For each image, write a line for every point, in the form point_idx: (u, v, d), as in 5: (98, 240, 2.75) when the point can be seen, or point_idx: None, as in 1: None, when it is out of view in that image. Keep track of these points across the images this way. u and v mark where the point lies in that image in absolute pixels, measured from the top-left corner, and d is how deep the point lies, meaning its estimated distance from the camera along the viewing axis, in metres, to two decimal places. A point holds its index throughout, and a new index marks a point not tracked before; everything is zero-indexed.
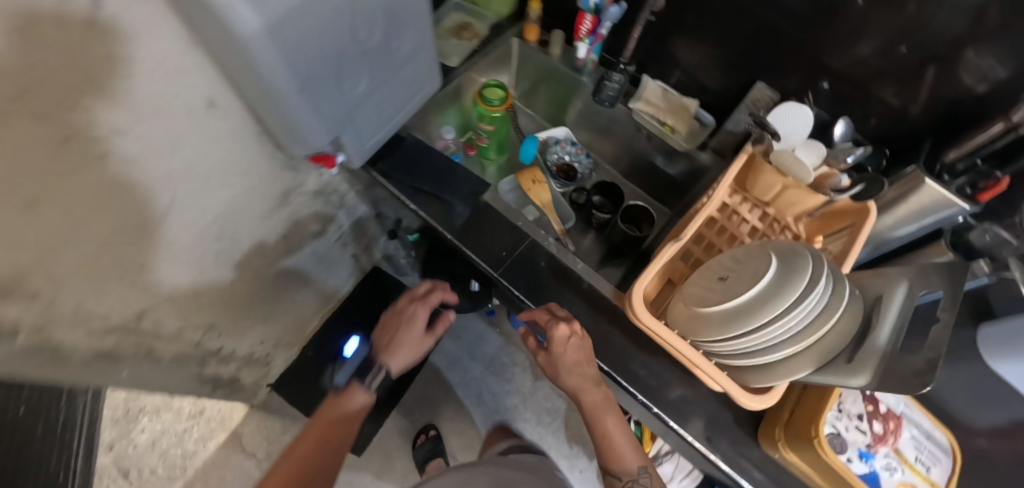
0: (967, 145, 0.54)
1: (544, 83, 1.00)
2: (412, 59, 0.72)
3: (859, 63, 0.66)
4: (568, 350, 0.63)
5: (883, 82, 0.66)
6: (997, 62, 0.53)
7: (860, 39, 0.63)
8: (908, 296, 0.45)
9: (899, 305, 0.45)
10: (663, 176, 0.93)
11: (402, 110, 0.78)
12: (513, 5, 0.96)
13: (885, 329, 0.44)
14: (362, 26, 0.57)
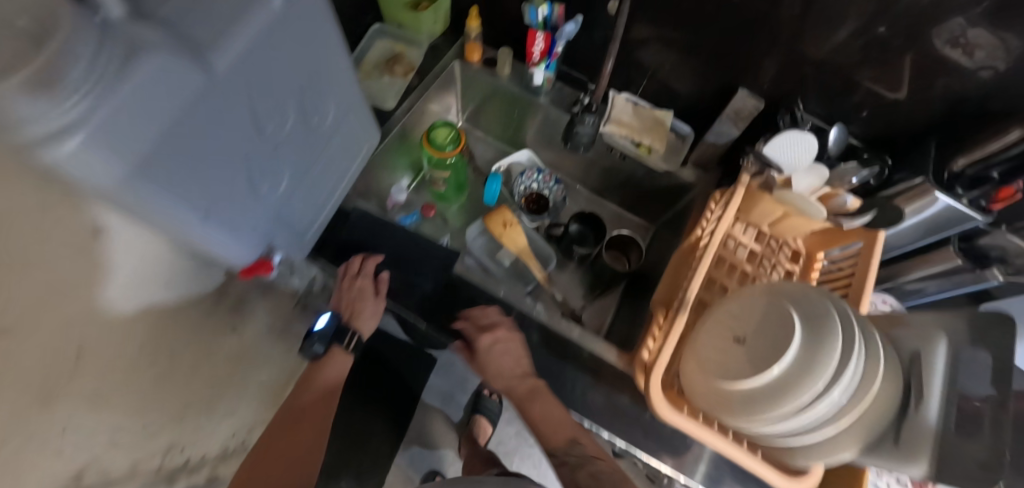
0: (981, 152, 0.50)
1: (494, 106, 0.88)
2: (344, 128, 0.60)
3: (840, 53, 0.55)
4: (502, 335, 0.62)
5: (864, 76, 0.57)
6: (997, 55, 0.46)
7: (839, 31, 0.53)
8: (949, 354, 0.41)
9: (940, 367, 0.41)
10: (642, 193, 0.85)
11: (340, 184, 0.66)
12: (444, 23, 0.82)
13: (931, 404, 0.40)
14: (270, 115, 0.45)
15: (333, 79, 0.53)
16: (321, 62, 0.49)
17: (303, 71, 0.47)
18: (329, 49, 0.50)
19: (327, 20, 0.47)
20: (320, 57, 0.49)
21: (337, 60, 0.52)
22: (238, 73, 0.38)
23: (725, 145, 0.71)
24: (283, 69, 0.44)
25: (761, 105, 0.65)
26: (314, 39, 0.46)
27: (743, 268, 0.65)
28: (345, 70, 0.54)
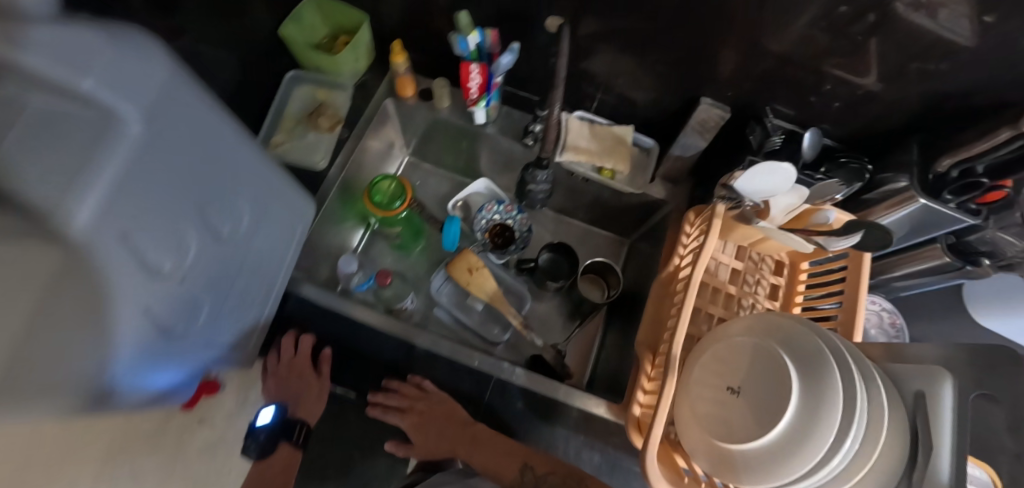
0: (967, 154, 0.46)
1: (439, 138, 0.80)
2: (263, 217, 0.51)
3: (802, 44, 0.49)
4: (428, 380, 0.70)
5: (829, 64, 0.51)
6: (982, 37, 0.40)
7: (800, 21, 0.46)
8: (955, 399, 0.37)
9: (948, 413, 0.37)
10: (610, 208, 0.79)
11: (277, 273, 0.58)
12: (365, 55, 0.72)
13: (942, 460, 0.35)
14: (163, 246, 0.37)
15: (236, 172, 0.44)
16: (217, 161, 0.41)
17: (194, 181, 0.38)
18: (223, 144, 0.41)
19: (212, 114, 0.39)
20: (214, 156, 0.40)
21: (237, 150, 0.43)
22: (105, 225, 0.30)
23: (693, 157, 0.66)
24: (168, 191, 0.36)
25: (728, 114, 0.60)
26: (201, 142, 0.38)
27: (727, 290, 0.63)
28: (249, 157, 0.46)
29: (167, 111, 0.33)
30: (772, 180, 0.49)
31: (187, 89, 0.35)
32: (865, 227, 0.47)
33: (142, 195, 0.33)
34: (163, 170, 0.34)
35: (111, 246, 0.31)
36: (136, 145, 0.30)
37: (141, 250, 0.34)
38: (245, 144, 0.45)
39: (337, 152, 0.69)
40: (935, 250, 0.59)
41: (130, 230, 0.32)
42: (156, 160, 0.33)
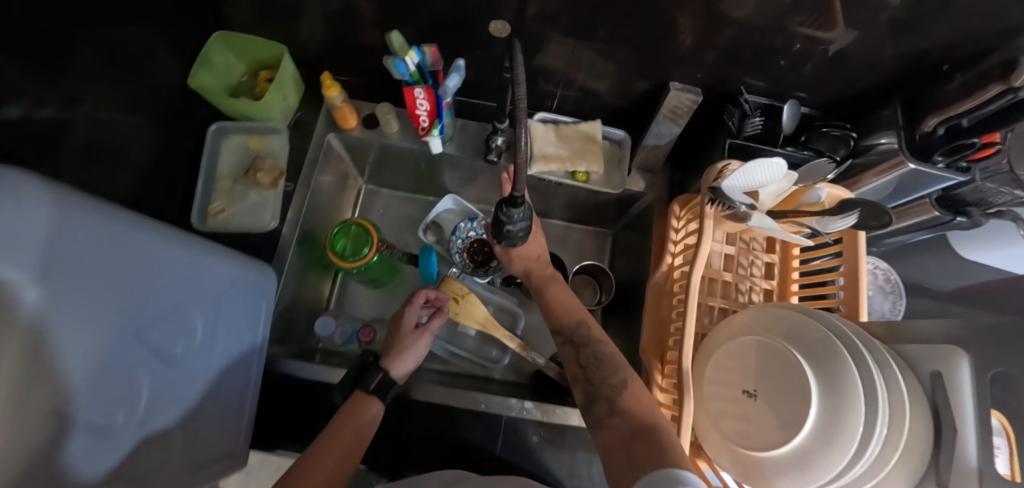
0: (958, 110, 0.45)
1: (392, 162, 0.73)
2: (217, 312, 0.46)
3: (768, 13, 0.44)
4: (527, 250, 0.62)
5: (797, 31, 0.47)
6: None
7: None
8: (973, 377, 0.38)
9: (968, 391, 0.38)
10: (586, 205, 0.75)
11: (252, 361, 0.53)
12: (292, 90, 0.64)
13: (969, 440, 0.36)
14: (110, 395, 0.32)
15: (172, 280, 0.39)
16: (147, 278, 0.35)
17: (127, 311, 0.33)
18: (149, 256, 0.36)
19: (126, 229, 0.33)
20: (142, 275, 0.35)
21: (166, 256, 0.38)
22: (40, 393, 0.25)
23: (667, 144, 0.62)
24: (99, 336, 0.31)
25: (700, 99, 0.55)
26: (122, 266, 0.33)
27: (723, 278, 0.61)
28: (183, 257, 0.40)
29: (71, 245, 0.27)
30: (767, 175, 0.46)
31: (88, 213, 0.29)
32: (861, 206, 0.47)
33: (69, 357, 0.28)
34: (85, 317, 0.29)
35: (48, 427, 0.27)
36: (44, 308, 0.25)
37: (87, 412, 0.30)
38: (172, 245, 0.39)
39: (286, 206, 0.62)
40: (924, 205, 0.57)
41: (66, 400, 0.28)
42: (74, 312, 0.28)
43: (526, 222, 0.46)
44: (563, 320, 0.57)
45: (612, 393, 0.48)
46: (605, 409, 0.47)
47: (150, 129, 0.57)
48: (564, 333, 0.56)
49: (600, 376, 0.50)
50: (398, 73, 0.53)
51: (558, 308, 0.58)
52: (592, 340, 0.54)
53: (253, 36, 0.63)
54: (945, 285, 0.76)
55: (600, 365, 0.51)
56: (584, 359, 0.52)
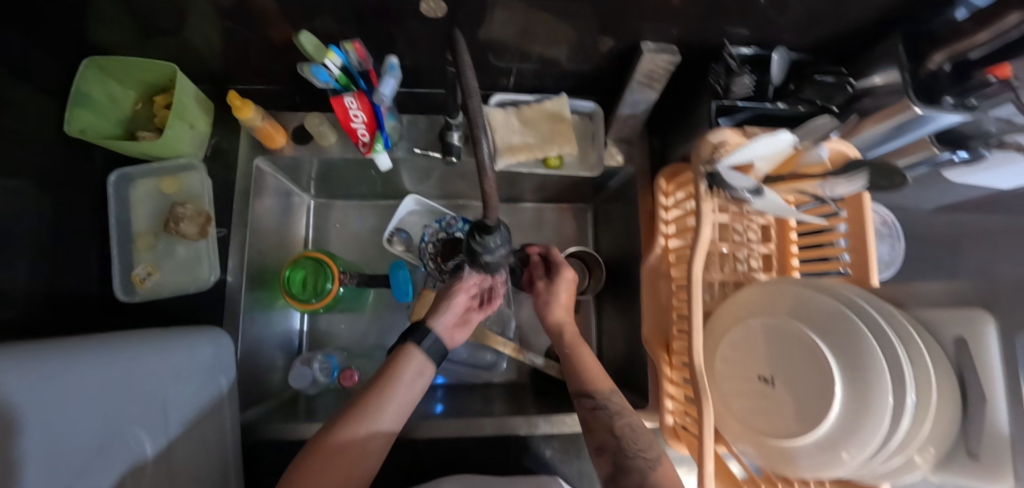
0: (968, 44, 0.40)
1: (337, 173, 0.64)
2: (183, 414, 0.41)
3: None
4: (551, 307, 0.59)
5: None
6: None
7: None
8: (1003, 342, 0.38)
9: (998, 357, 0.38)
10: (560, 185, 0.69)
11: (227, 441, 0.48)
12: (197, 114, 0.54)
13: (1004, 411, 0.37)
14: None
15: (133, 393, 0.35)
16: (74, 421, 0.28)
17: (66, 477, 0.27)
18: (65, 393, 0.28)
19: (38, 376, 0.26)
20: (69, 422, 0.28)
21: (119, 368, 0.34)
22: None
23: (644, 111, 0.55)
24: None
25: (676, 59, 0.47)
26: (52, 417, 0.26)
27: (719, 250, 0.57)
28: (101, 377, 0.32)
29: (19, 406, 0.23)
30: (768, 149, 0.40)
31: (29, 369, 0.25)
32: (869, 166, 0.43)
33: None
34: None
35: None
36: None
37: None
38: (86, 367, 0.31)
39: (225, 255, 0.54)
40: (923, 144, 0.51)
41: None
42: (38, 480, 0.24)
43: (506, 248, 0.40)
44: (600, 384, 0.51)
45: (645, 466, 0.44)
46: (632, 484, 0.43)
47: (37, 193, 0.46)
48: (598, 397, 0.50)
49: (632, 445, 0.46)
50: (319, 81, 0.44)
51: (591, 373, 0.52)
52: (629, 410, 0.49)
53: (133, 56, 0.50)
54: (928, 203, 0.75)
55: (635, 439, 0.46)
56: (618, 428, 0.47)
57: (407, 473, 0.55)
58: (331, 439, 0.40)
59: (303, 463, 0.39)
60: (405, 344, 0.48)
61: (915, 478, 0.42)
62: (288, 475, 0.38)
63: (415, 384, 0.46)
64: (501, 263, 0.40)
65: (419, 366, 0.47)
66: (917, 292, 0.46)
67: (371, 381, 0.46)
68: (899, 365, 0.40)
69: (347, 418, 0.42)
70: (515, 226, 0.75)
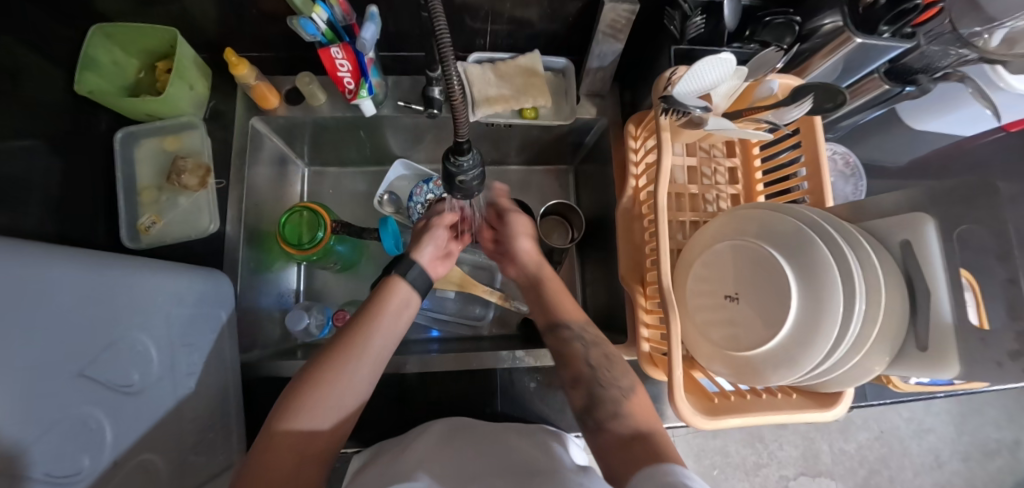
0: None
1: (329, 137, 0.68)
2: (182, 336, 0.45)
3: None
4: (518, 243, 0.61)
5: None
6: None
7: None
8: (941, 238, 0.40)
9: (938, 254, 0.40)
10: (541, 144, 0.72)
11: (227, 377, 0.51)
12: (195, 78, 0.58)
13: (944, 299, 0.39)
14: (69, 441, 0.31)
15: (129, 304, 0.38)
16: (53, 316, 0.31)
17: (45, 360, 0.30)
18: (43, 292, 0.30)
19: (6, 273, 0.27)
20: (49, 318, 0.30)
21: (117, 279, 0.38)
22: None
23: (612, 62, 0.59)
24: (28, 390, 0.28)
25: (635, 8, 0.50)
26: (27, 310, 0.28)
27: (688, 192, 0.60)
28: (86, 283, 0.34)
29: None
30: (716, 74, 0.44)
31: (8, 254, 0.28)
32: (813, 89, 0.47)
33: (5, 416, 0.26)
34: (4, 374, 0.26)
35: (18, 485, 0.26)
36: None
37: (53, 434, 0.29)
38: (69, 274, 0.33)
39: (224, 208, 0.58)
40: (873, 81, 0.55)
41: (20, 454, 0.27)
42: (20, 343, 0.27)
43: (478, 169, 0.44)
44: (572, 314, 0.55)
45: (619, 398, 0.47)
46: (608, 412, 0.47)
47: (49, 152, 0.50)
48: (573, 327, 0.53)
49: (608, 377, 0.49)
50: (307, 35, 0.47)
51: (562, 305, 0.56)
52: (600, 339, 0.53)
53: (137, 24, 0.55)
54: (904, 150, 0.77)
55: (610, 369, 0.50)
56: (593, 357, 0.51)
57: (397, 412, 0.58)
58: (322, 369, 0.42)
59: (290, 405, 0.40)
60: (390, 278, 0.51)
61: (875, 377, 0.45)
62: (279, 401, 0.40)
63: (401, 316, 0.49)
64: (477, 180, 0.45)
65: (404, 299, 0.50)
66: (870, 212, 0.49)
67: (349, 325, 0.47)
68: (849, 269, 0.42)
69: (335, 350, 0.44)
70: (502, 187, 0.79)
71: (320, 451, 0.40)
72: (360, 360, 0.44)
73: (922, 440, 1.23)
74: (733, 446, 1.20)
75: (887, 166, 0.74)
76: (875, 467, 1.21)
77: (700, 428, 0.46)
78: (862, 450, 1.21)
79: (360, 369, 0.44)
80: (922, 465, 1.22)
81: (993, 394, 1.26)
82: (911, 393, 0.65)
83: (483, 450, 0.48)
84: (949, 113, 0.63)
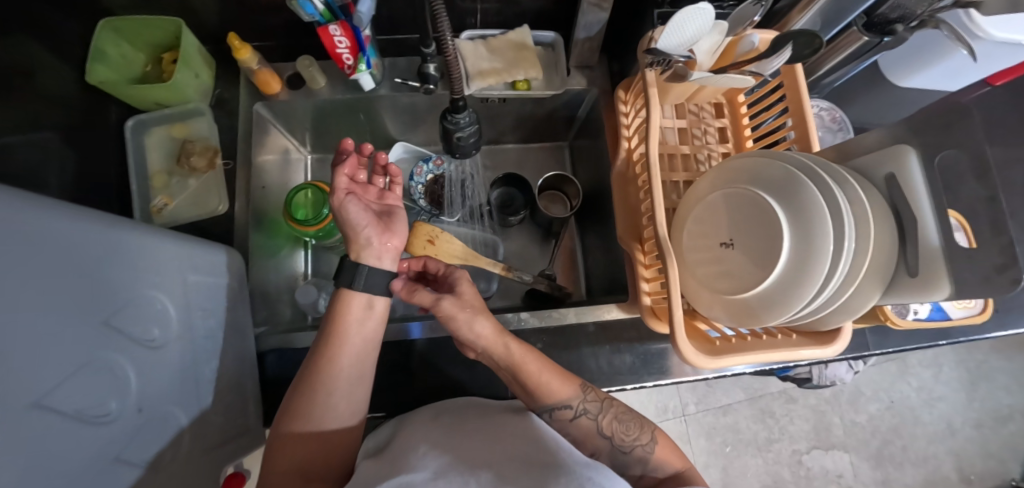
0: None
1: (330, 121, 0.70)
2: (201, 305, 0.46)
3: None
4: (463, 330, 0.51)
5: None
6: None
7: None
8: (922, 166, 0.42)
9: (922, 182, 0.42)
10: (534, 119, 0.74)
11: (240, 347, 0.52)
12: (198, 66, 0.60)
13: (930, 226, 0.41)
14: (94, 385, 0.32)
15: (151, 266, 0.40)
16: (81, 268, 0.33)
17: (73, 305, 0.31)
18: (74, 241, 0.32)
19: (38, 219, 0.29)
20: (76, 268, 0.32)
21: (142, 240, 0.39)
22: (14, 347, 0.26)
23: (599, 32, 0.62)
24: (56, 329, 0.30)
25: None
26: (60, 256, 0.31)
27: (681, 152, 0.62)
28: (113, 241, 0.36)
29: (32, 224, 0.28)
30: (696, 25, 0.46)
31: (40, 204, 0.30)
32: (791, 39, 0.48)
33: (33, 353, 0.27)
34: (35, 310, 0.28)
35: (38, 417, 0.27)
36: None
37: (77, 378, 0.31)
38: (97, 228, 0.35)
39: (232, 190, 0.61)
40: (852, 35, 0.58)
41: (44, 392, 0.28)
42: (41, 281, 0.29)
43: (475, 127, 0.47)
44: (564, 396, 0.51)
45: (645, 452, 0.52)
46: (636, 471, 0.52)
47: (65, 142, 0.52)
48: (573, 406, 0.52)
49: (625, 439, 0.52)
50: (306, 15, 0.48)
51: (550, 387, 0.51)
52: (603, 404, 0.53)
53: (143, 16, 0.57)
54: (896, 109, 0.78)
55: (626, 432, 0.52)
56: (606, 427, 0.52)
57: (408, 379, 0.59)
58: (287, 430, 0.44)
59: (288, 414, 0.44)
60: (340, 287, 0.46)
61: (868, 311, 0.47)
62: (286, 407, 0.44)
63: (363, 339, 0.46)
64: (473, 140, 0.48)
65: (363, 309, 0.46)
66: (857, 152, 0.51)
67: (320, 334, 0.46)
68: (839, 206, 0.43)
69: (296, 401, 0.44)
70: (500, 166, 0.81)
71: (336, 444, 0.45)
72: (322, 405, 0.44)
73: (933, 408, 1.23)
74: (744, 423, 1.20)
75: (876, 124, 0.76)
76: (888, 438, 1.20)
77: (703, 369, 0.48)
78: (874, 422, 1.21)
79: (341, 385, 0.44)
80: (936, 433, 1.21)
81: (999, 358, 1.27)
82: (914, 340, 0.66)
83: (481, 445, 0.45)
84: (932, 62, 0.64)
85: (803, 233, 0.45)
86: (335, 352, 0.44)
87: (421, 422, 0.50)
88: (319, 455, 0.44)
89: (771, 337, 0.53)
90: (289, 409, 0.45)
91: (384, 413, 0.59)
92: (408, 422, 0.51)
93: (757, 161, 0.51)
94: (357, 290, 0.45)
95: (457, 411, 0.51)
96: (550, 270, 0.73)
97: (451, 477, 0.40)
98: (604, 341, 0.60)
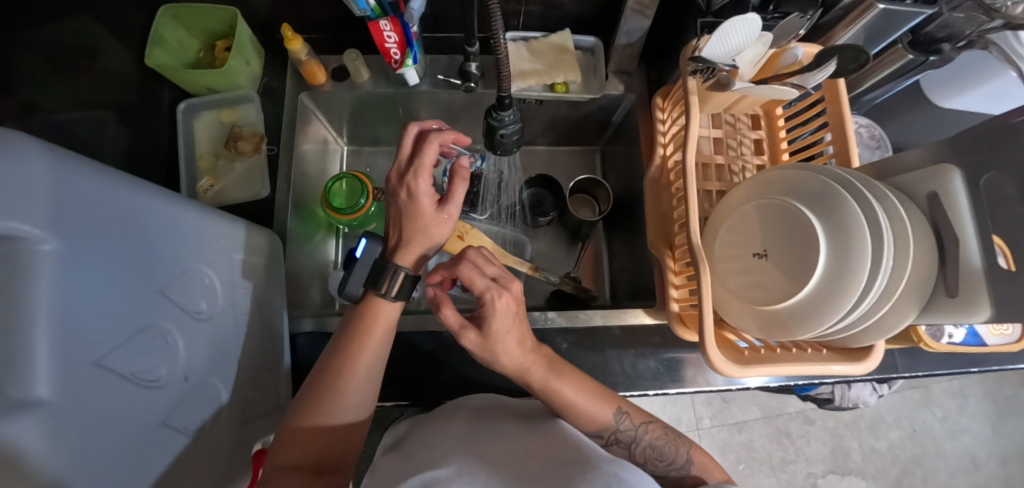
0: None
1: (369, 114, 0.72)
2: (244, 282, 0.48)
3: None
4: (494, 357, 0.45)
5: None
6: None
7: None
8: (967, 186, 0.41)
9: (965, 202, 0.41)
10: (567, 122, 0.75)
11: (276, 327, 0.54)
12: (249, 55, 0.63)
13: (971, 246, 0.40)
14: (147, 350, 0.34)
15: (204, 243, 0.42)
16: (144, 237, 0.34)
17: (133, 271, 0.33)
18: (139, 212, 0.34)
19: (109, 187, 0.30)
20: (140, 237, 0.34)
21: (197, 216, 0.41)
22: (82, 306, 0.27)
23: (640, 39, 0.62)
24: (118, 293, 0.31)
25: None
26: (125, 225, 0.32)
27: (715, 162, 0.62)
28: (172, 214, 0.38)
29: (103, 192, 0.30)
30: (743, 36, 0.46)
31: (113, 177, 0.31)
32: (837, 54, 0.48)
33: (96, 314, 0.29)
34: (102, 274, 0.29)
35: (98, 376, 0.29)
36: (56, 265, 0.25)
37: (133, 341, 0.32)
38: (160, 201, 0.36)
39: (274, 174, 0.63)
40: (897, 52, 0.57)
41: (105, 352, 0.29)
42: (109, 247, 0.30)
43: (517, 125, 0.48)
44: (601, 423, 0.49)
45: (679, 469, 0.51)
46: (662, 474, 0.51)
47: (120, 121, 0.55)
48: (607, 435, 0.50)
49: (660, 465, 0.51)
50: (357, 9, 0.49)
51: (585, 411, 0.48)
52: (640, 430, 0.51)
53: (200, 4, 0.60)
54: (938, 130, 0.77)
55: (661, 454, 0.51)
56: (639, 455, 0.51)
57: (432, 370, 0.60)
58: (296, 422, 0.42)
59: (301, 408, 0.43)
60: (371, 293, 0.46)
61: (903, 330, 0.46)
62: (300, 400, 0.44)
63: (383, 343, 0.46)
64: (515, 138, 0.49)
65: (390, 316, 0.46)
66: (899, 169, 0.50)
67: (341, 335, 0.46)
68: (878, 222, 0.43)
69: (310, 398, 0.43)
70: (530, 167, 0.82)
71: (349, 438, 0.45)
72: (337, 399, 0.43)
73: (957, 440, 1.19)
74: (759, 442, 1.17)
75: None
76: (909, 468, 1.17)
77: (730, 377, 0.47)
78: (894, 450, 1.18)
79: (358, 384, 0.44)
80: (958, 466, 1.18)
81: None
82: (947, 365, 0.64)
83: (499, 443, 0.43)
84: (981, 85, 0.63)
85: (840, 246, 0.44)
86: (355, 350, 0.44)
87: (439, 420, 0.49)
88: (333, 445, 0.43)
89: (800, 351, 0.53)
90: (302, 403, 0.44)
91: (409, 403, 0.59)
92: (426, 419, 0.51)
93: (796, 175, 0.50)
94: (389, 299, 0.45)
95: (473, 409, 0.50)
96: (576, 272, 0.74)
97: (474, 474, 0.38)
98: (629, 344, 0.61)
